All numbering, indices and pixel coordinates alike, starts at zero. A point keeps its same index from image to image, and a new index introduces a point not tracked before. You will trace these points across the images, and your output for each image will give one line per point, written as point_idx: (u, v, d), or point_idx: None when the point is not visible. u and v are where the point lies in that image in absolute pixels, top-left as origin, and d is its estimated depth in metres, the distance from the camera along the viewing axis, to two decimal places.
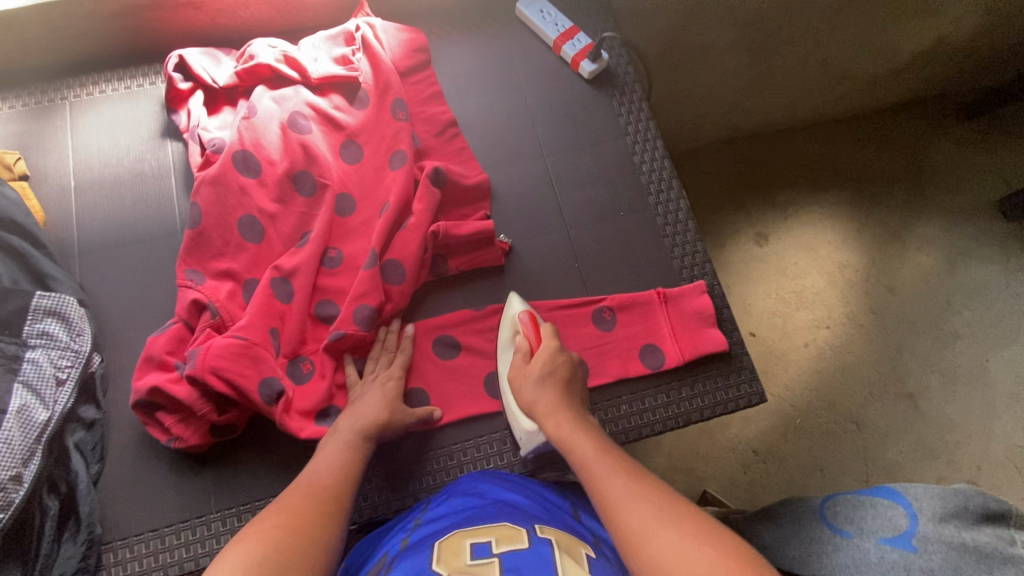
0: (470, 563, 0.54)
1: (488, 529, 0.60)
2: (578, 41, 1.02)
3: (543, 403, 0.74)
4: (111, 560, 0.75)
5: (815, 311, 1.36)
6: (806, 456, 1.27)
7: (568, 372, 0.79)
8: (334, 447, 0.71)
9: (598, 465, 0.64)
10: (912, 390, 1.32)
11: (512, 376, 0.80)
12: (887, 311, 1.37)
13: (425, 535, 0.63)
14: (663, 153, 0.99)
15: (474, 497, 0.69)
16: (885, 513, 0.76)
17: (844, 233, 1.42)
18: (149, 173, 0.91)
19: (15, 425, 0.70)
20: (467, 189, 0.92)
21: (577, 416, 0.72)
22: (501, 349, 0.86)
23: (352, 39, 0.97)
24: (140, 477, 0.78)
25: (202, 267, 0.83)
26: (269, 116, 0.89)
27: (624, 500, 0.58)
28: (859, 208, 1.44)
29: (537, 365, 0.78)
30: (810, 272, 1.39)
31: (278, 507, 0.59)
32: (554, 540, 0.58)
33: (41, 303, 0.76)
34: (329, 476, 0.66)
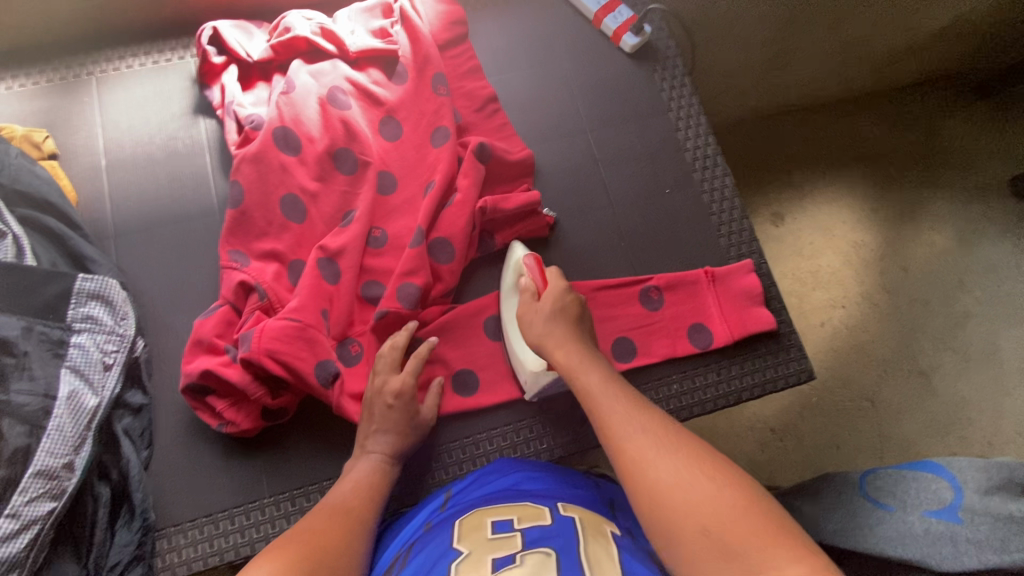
0: (491, 537, 0.53)
1: (508, 508, 0.59)
2: (620, 14, 0.99)
3: (553, 336, 0.74)
4: (165, 547, 0.73)
5: (830, 290, 1.36)
6: (822, 433, 1.28)
7: (577, 313, 0.77)
8: (360, 470, 0.71)
9: (607, 395, 0.65)
10: (925, 368, 1.33)
11: (522, 314, 0.79)
12: (901, 290, 1.38)
13: (448, 516, 0.62)
14: (707, 130, 0.97)
15: (492, 483, 0.68)
16: (928, 486, 0.73)
17: (859, 212, 1.41)
18: (183, 152, 0.88)
19: (66, 411, 0.68)
20: (512, 165, 0.90)
21: (586, 350, 0.73)
22: (506, 294, 0.85)
23: (389, 11, 0.94)
24: (190, 462, 0.77)
25: (246, 248, 0.81)
26: (307, 91, 0.86)
27: (630, 426, 0.59)
28: (874, 186, 1.43)
29: (547, 301, 0.77)
30: (826, 252, 1.38)
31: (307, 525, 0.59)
32: (577, 518, 0.56)
33: (84, 286, 0.73)
34: (353, 500, 0.66)
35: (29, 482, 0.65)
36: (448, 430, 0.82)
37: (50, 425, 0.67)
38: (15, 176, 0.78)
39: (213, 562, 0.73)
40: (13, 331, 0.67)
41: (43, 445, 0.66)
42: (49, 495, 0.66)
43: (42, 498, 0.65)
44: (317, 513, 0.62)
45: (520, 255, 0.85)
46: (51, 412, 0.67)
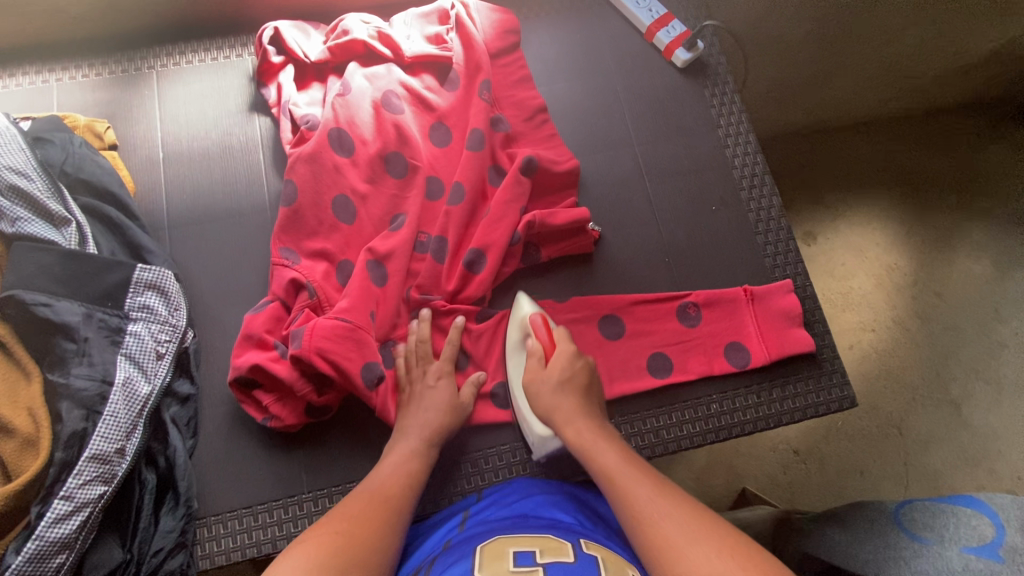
0: (511, 568, 0.51)
1: (530, 538, 0.58)
2: (673, 28, 0.99)
3: (563, 409, 0.74)
4: (205, 536, 0.75)
5: (861, 314, 1.34)
6: (846, 459, 1.26)
7: (586, 380, 0.78)
8: (398, 454, 0.71)
9: (630, 474, 0.64)
10: (956, 398, 1.30)
11: (529, 381, 0.78)
12: (935, 317, 1.35)
13: (466, 540, 0.61)
14: (755, 150, 0.97)
15: (514, 514, 0.67)
16: (969, 522, 0.71)
17: (894, 236, 1.38)
18: (238, 148, 0.90)
19: (121, 397, 0.70)
20: (558, 176, 0.90)
21: (598, 426, 0.73)
22: (510, 350, 0.83)
23: (445, 18, 0.96)
24: (233, 453, 0.78)
25: (296, 245, 0.82)
26: (362, 94, 0.88)
27: (655, 510, 0.58)
28: (911, 212, 1.40)
29: (556, 370, 0.77)
30: (858, 274, 1.36)
31: (340, 512, 0.59)
32: (600, 558, 0.54)
33: (142, 276, 0.75)
34: (391, 485, 0.66)
35: (84, 465, 0.66)
36: (484, 436, 0.83)
37: (106, 410, 0.68)
38: (79, 165, 0.80)
39: (252, 553, 0.75)
40: (74, 318, 0.69)
41: (98, 430, 0.67)
42: (100, 479, 0.67)
43: (94, 482, 0.67)
44: (355, 496, 0.63)
45: (526, 312, 0.84)
46: (107, 398, 0.69)
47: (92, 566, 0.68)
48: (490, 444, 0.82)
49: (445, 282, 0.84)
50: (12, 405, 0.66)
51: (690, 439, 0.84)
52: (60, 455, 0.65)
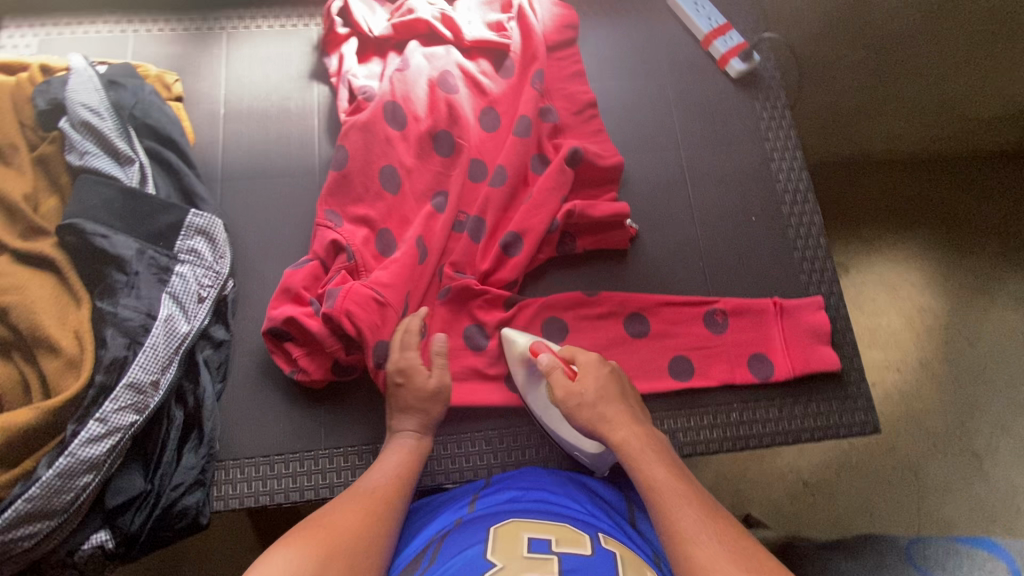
0: (526, 555, 0.52)
1: (546, 526, 0.59)
2: (730, 38, 1.00)
3: (608, 418, 0.72)
4: (222, 478, 0.77)
5: (887, 352, 1.31)
6: (856, 497, 1.23)
7: (619, 386, 0.76)
8: (386, 463, 0.70)
9: (671, 487, 0.63)
10: (977, 449, 1.26)
11: (564, 399, 0.74)
12: (962, 363, 1.31)
13: (478, 519, 0.62)
14: (801, 166, 0.97)
15: (526, 497, 0.67)
16: (981, 563, 0.68)
17: (928, 276, 1.35)
18: (294, 112, 0.93)
19: (162, 332, 0.72)
20: (601, 170, 0.91)
21: (646, 433, 0.71)
22: (527, 383, 0.81)
23: (508, 7, 0.98)
24: (256, 402, 0.81)
25: (341, 210, 0.84)
26: (420, 72, 0.90)
27: (701, 533, 0.56)
28: (945, 254, 1.36)
29: (588, 380, 0.75)
30: (889, 311, 1.33)
31: (320, 521, 0.58)
32: (617, 555, 0.55)
33: (194, 221, 0.78)
34: (377, 491, 0.65)
35: (121, 392, 0.69)
36: (501, 417, 0.83)
37: (147, 341, 0.71)
38: (146, 111, 0.83)
39: (264, 500, 0.77)
40: (128, 251, 0.73)
41: (138, 359, 0.70)
42: (133, 407, 0.70)
43: (127, 410, 0.69)
44: (337, 505, 0.62)
45: (524, 343, 0.81)
46: (149, 330, 0.71)
47: (115, 491, 0.70)
48: (506, 425, 0.83)
49: (480, 261, 0.85)
50: (60, 326, 0.70)
51: (706, 444, 0.84)
52: (100, 378, 0.68)
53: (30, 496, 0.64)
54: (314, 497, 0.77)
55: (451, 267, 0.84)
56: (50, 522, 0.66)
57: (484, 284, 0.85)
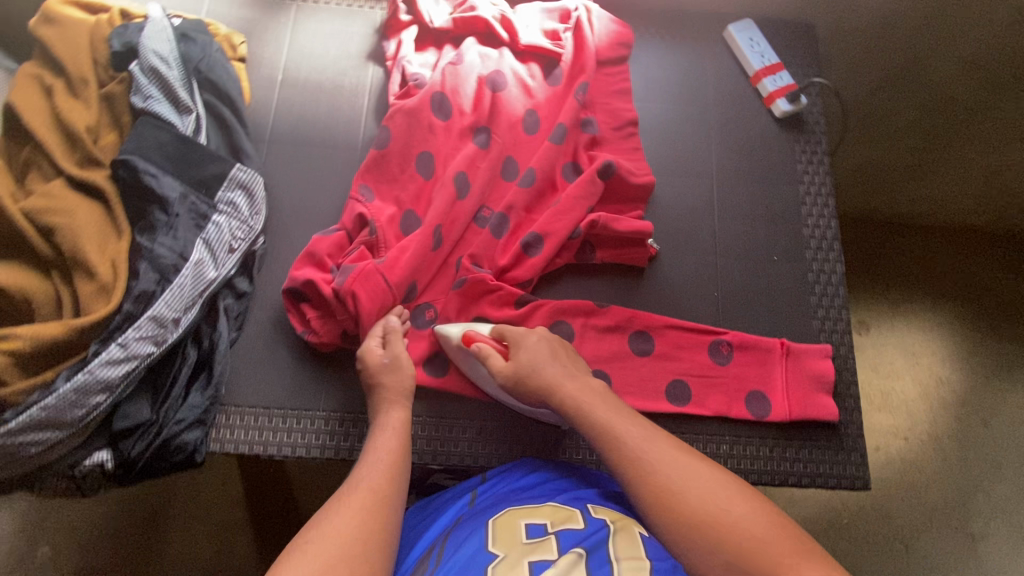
0: (525, 541, 0.56)
1: (540, 509, 0.62)
2: (781, 78, 1.01)
3: (554, 378, 0.74)
4: (222, 421, 0.80)
5: (896, 418, 1.26)
6: (842, 560, 1.17)
7: (553, 346, 0.78)
8: (374, 457, 0.67)
9: (646, 449, 0.64)
10: (974, 532, 1.20)
11: (504, 381, 0.75)
12: (972, 444, 1.25)
13: (477, 511, 0.65)
14: (831, 214, 0.97)
15: (521, 487, 0.70)
16: None
17: (953, 348, 1.30)
18: (346, 89, 0.97)
19: (191, 274, 0.76)
20: (631, 188, 0.92)
21: (585, 379, 0.74)
22: (471, 368, 0.81)
23: (566, 17, 1.00)
24: (265, 355, 0.84)
25: (374, 187, 0.88)
26: (471, 67, 0.93)
27: (655, 461, 0.62)
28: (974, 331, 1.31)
29: (521, 354, 0.76)
30: (904, 376, 1.28)
31: (315, 536, 0.54)
32: (609, 519, 0.60)
33: (237, 175, 0.82)
34: (372, 486, 0.62)
35: (144, 322, 0.72)
36: (496, 410, 0.84)
37: (175, 280, 0.75)
38: (211, 67, 0.88)
39: (258, 450, 0.80)
40: (172, 194, 0.77)
41: (164, 295, 0.74)
42: (152, 340, 0.73)
43: (147, 341, 0.73)
44: (332, 510, 0.58)
45: (456, 333, 0.81)
46: (179, 270, 0.75)
47: (122, 415, 0.74)
48: (497, 418, 0.84)
49: (499, 257, 0.88)
50: (100, 253, 0.74)
51: None
52: (127, 307, 0.72)
53: (45, 405, 0.68)
54: (303, 455, 0.80)
55: (468, 259, 0.86)
56: (59, 433, 0.70)
57: (499, 280, 0.87)
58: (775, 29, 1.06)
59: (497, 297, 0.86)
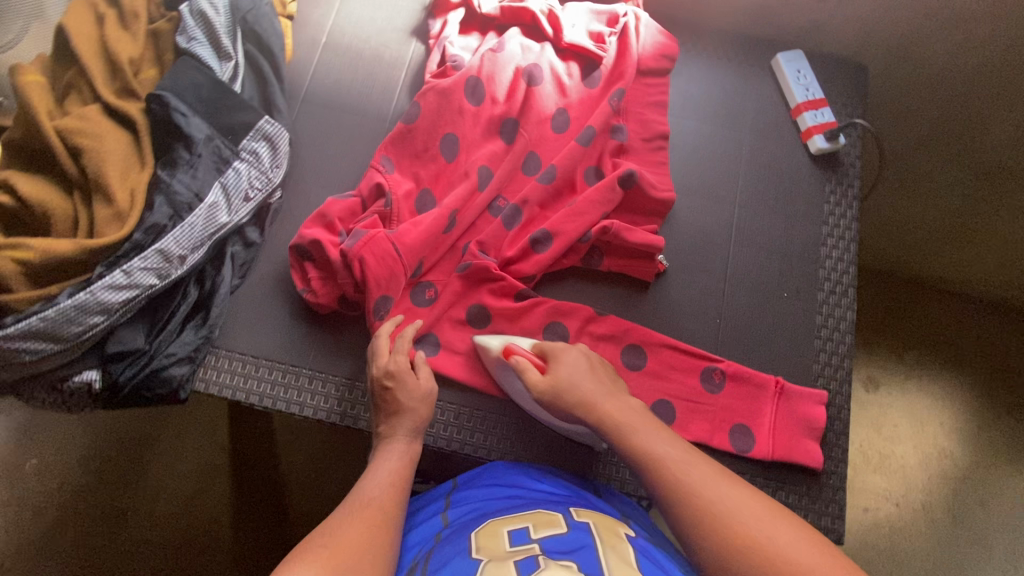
0: (510, 548, 0.55)
1: (521, 517, 0.62)
2: (822, 114, 0.99)
3: (586, 389, 0.73)
4: (210, 363, 0.81)
5: (890, 481, 1.20)
6: None
7: (590, 361, 0.77)
8: (382, 469, 0.68)
9: (667, 452, 0.64)
10: None
11: (542, 398, 0.74)
12: (969, 523, 1.18)
13: (461, 526, 0.63)
14: (851, 259, 0.94)
15: (498, 494, 0.69)
16: None
17: (963, 421, 1.24)
18: (386, 60, 0.98)
19: (203, 215, 0.78)
20: (650, 201, 0.91)
21: (616, 391, 0.74)
22: (506, 378, 0.81)
23: (613, 21, 0.99)
24: (263, 307, 0.85)
25: (396, 160, 0.89)
26: (511, 57, 0.93)
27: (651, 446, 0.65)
28: (990, 407, 1.24)
29: (561, 368, 0.75)
30: (906, 441, 1.22)
31: (325, 542, 0.55)
32: (592, 524, 0.60)
33: (265, 127, 0.83)
34: (380, 498, 0.63)
35: (150, 254, 0.74)
36: (478, 398, 0.84)
37: (187, 218, 0.77)
38: (257, 19, 0.89)
39: (240, 396, 0.81)
40: (198, 134, 0.79)
41: (174, 231, 0.76)
42: (155, 272, 0.75)
43: (151, 272, 0.75)
44: (343, 518, 0.59)
45: (495, 344, 0.80)
46: (193, 209, 0.77)
47: (117, 339, 0.76)
48: (478, 406, 0.84)
49: (506, 248, 0.88)
50: (121, 182, 0.76)
51: None
52: (137, 236, 0.74)
53: (44, 316, 0.70)
54: (283, 409, 0.81)
55: (475, 246, 0.86)
56: (53, 346, 0.72)
57: (502, 271, 0.87)
58: (824, 65, 1.04)
59: (498, 289, 0.86)
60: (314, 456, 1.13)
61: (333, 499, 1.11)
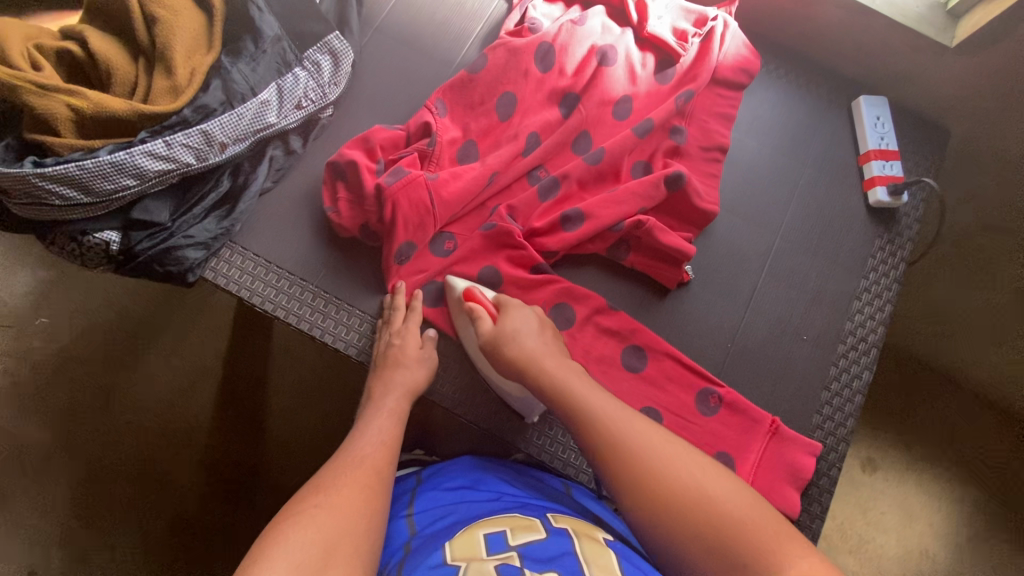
0: (488, 554, 0.54)
1: (497, 521, 0.61)
2: (890, 167, 0.94)
3: (533, 347, 0.73)
4: (224, 256, 0.82)
5: (865, 567, 1.15)
6: None
7: (539, 322, 0.77)
8: (377, 424, 0.71)
9: (615, 416, 0.62)
10: None
11: (489, 346, 0.75)
12: None
13: (432, 534, 0.63)
14: (881, 320, 0.90)
15: (461, 496, 0.70)
16: None
17: (958, 524, 1.17)
18: (467, 9, 0.98)
19: (253, 110, 0.80)
20: (692, 210, 0.89)
21: (560, 355, 0.73)
22: (462, 327, 0.82)
23: (701, 23, 0.97)
24: (287, 215, 0.86)
25: (449, 105, 0.89)
26: (589, 33, 0.92)
27: (599, 408, 0.63)
28: (992, 519, 1.16)
29: (509, 320, 0.75)
30: (890, 530, 1.17)
31: (324, 488, 0.59)
32: (570, 529, 0.60)
33: (332, 42, 0.86)
34: (372, 450, 0.66)
35: (193, 133, 0.76)
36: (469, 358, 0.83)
37: (237, 109, 0.78)
38: None
39: (243, 295, 0.81)
40: (268, 31, 0.81)
41: (222, 117, 0.77)
42: (194, 152, 0.77)
43: (190, 151, 0.76)
44: (340, 467, 0.63)
45: (460, 286, 0.81)
46: (245, 102, 0.79)
47: (142, 208, 0.77)
48: (467, 365, 0.83)
49: (534, 218, 0.86)
50: (184, 58, 0.77)
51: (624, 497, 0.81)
52: (186, 113, 0.75)
53: (81, 166, 0.71)
54: (281, 317, 0.81)
55: (504, 209, 0.85)
56: (82, 198, 0.73)
57: (526, 240, 0.85)
58: (905, 119, 0.99)
59: (516, 258, 0.85)
60: (300, 382, 1.14)
61: (305, 426, 1.12)
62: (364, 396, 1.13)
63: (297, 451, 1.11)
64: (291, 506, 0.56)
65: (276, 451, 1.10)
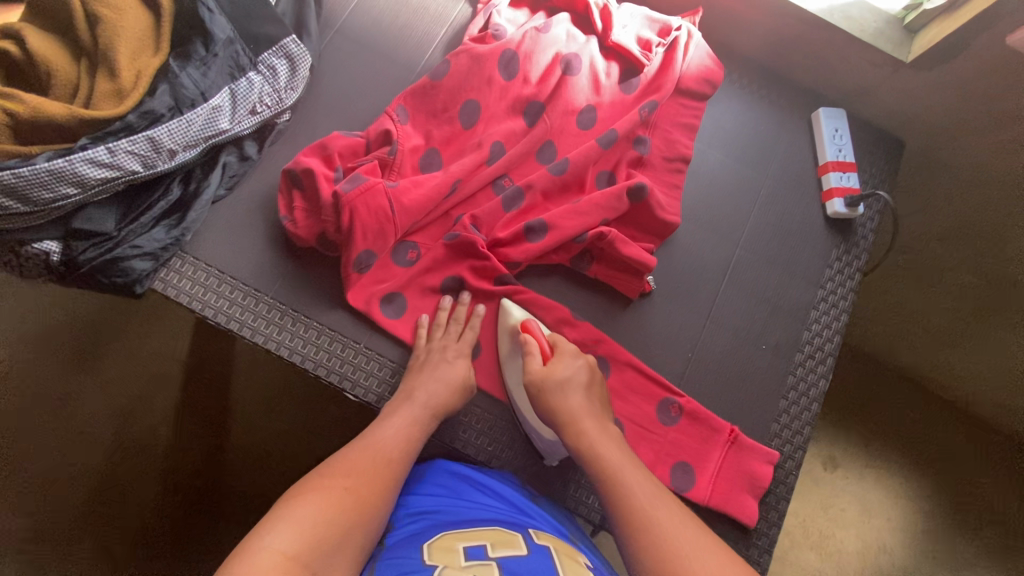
0: (467, 562, 0.53)
1: (477, 534, 0.60)
2: (847, 178, 0.96)
3: (574, 398, 0.73)
4: (174, 267, 0.79)
5: (824, 562, 1.18)
6: None
7: (588, 377, 0.77)
8: (400, 417, 0.72)
9: (621, 464, 0.67)
10: None
11: (534, 381, 0.75)
12: None
13: (407, 539, 0.62)
14: (838, 329, 0.92)
15: (440, 502, 0.69)
16: None
17: (914, 522, 1.20)
18: (431, 13, 0.96)
19: (204, 116, 0.77)
20: (654, 220, 0.89)
21: (604, 417, 0.74)
22: (506, 356, 0.82)
23: (665, 33, 0.97)
24: (241, 223, 0.83)
25: (411, 112, 0.87)
26: (554, 41, 0.91)
27: (603, 448, 0.68)
28: (944, 517, 1.20)
29: (559, 365, 0.76)
30: (849, 526, 1.20)
31: (344, 464, 0.63)
32: (553, 550, 0.60)
33: (289, 45, 0.83)
34: (393, 443, 0.68)
35: (139, 139, 0.73)
36: None
37: (187, 114, 0.76)
38: None
39: (194, 306, 0.79)
40: (220, 34, 0.78)
41: (170, 123, 0.74)
42: (141, 159, 0.74)
43: (136, 158, 0.73)
44: (360, 447, 0.66)
45: (518, 316, 0.82)
46: (194, 107, 0.76)
47: (85, 217, 0.74)
48: None
49: (499, 228, 0.86)
50: (130, 61, 0.73)
51: (588, 510, 0.81)
52: (131, 118, 0.72)
53: (17, 173, 0.67)
54: (234, 330, 0.79)
55: (467, 219, 0.84)
56: (20, 207, 0.69)
57: (489, 250, 0.85)
58: (862, 130, 1.02)
59: (479, 270, 0.84)
60: (260, 391, 1.10)
61: (266, 436, 1.08)
62: (326, 404, 1.11)
63: (256, 462, 1.07)
64: (312, 477, 0.61)
65: (234, 462, 1.07)
